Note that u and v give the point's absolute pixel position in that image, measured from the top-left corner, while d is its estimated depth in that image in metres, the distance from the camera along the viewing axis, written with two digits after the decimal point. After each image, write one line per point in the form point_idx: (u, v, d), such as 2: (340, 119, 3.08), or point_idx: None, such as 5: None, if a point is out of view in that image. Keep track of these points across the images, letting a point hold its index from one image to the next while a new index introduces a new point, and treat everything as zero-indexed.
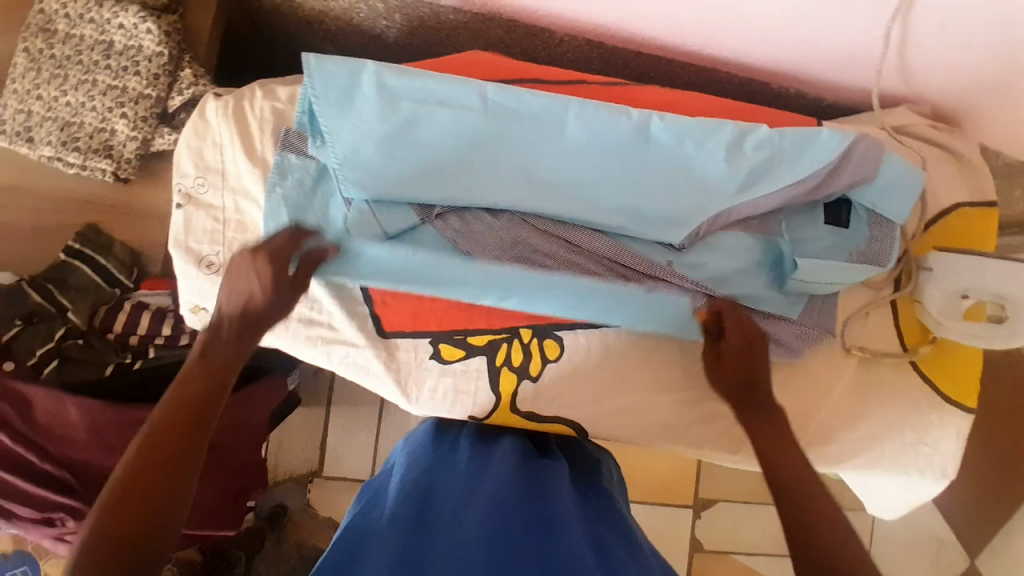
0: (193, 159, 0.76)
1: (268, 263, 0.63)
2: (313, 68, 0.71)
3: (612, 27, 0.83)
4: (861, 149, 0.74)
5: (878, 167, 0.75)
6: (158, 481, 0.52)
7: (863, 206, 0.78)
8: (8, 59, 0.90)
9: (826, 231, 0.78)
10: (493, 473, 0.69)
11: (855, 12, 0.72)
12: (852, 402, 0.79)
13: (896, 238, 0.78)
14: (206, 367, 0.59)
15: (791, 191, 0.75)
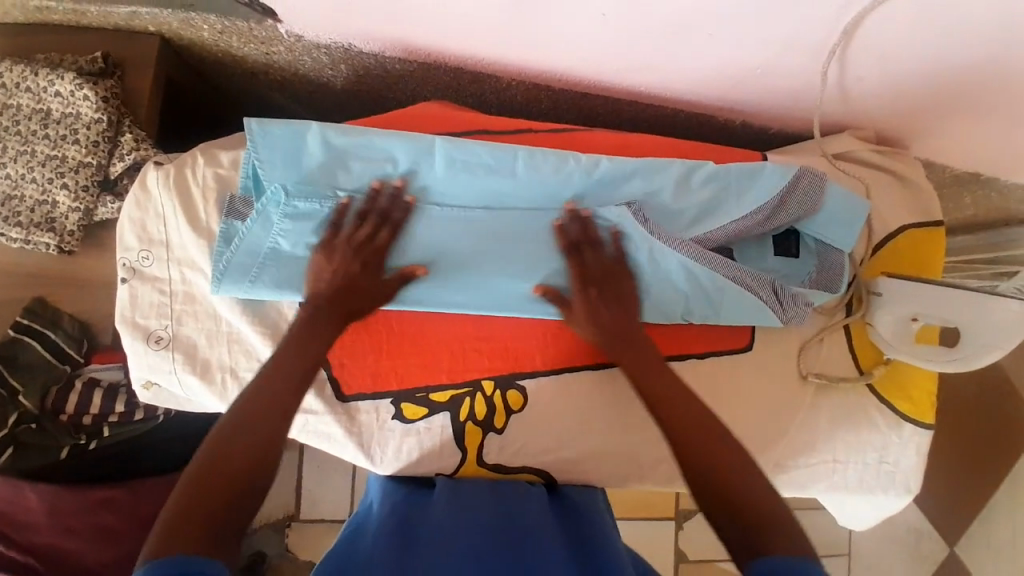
0: (135, 233, 0.74)
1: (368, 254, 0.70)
2: (255, 132, 0.69)
3: (556, 71, 0.83)
4: (806, 181, 0.75)
5: (823, 197, 0.77)
6: (257, 435, 0.62)
7: (812, 236, 0.80)
8: None
9: (777, 262, 0.80)
10: (471, 497, 0.73)
11: (792, 52, 0.73)
12: (815, 430, 0.80)
13: (846, 265, 0.79)
14: (304, 331, 0.68)
15: (741, 225, 0.75)
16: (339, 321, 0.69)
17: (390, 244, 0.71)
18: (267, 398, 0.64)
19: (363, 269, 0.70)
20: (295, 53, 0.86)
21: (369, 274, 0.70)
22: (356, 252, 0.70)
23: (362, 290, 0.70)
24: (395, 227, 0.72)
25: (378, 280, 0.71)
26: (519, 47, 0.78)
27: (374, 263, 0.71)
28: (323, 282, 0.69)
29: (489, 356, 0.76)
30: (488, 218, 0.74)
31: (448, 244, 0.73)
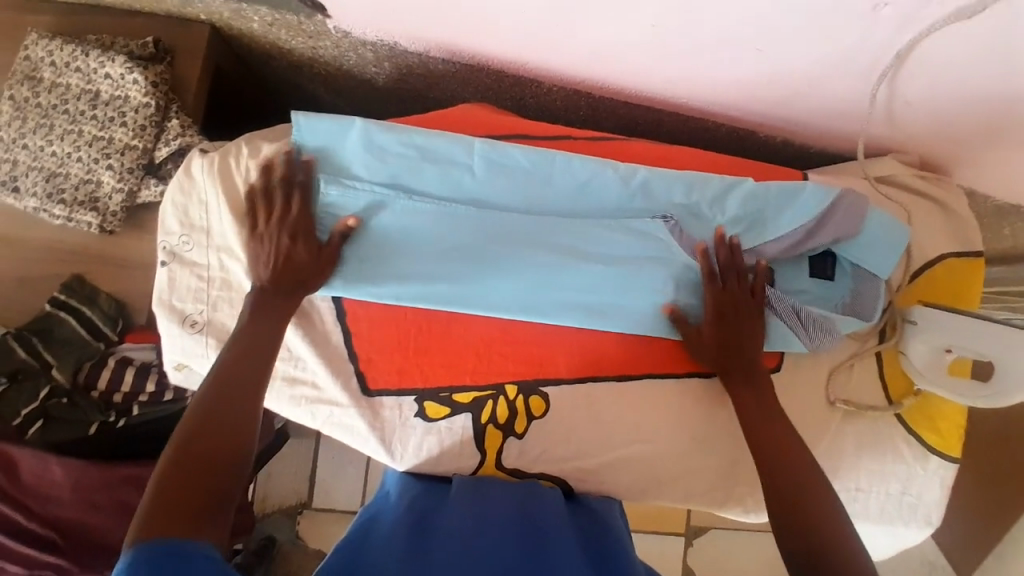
0: (176, 217, 0.75)
1: (283, 226, 0.68)
2: (301, 124, 0.71)
3: (598, 79, 0.83)
4: (845, 204, 0.74)
5: (862, 221, 0.76)
6: (233, 411, 0.64)
7: (848, 259, 0.78)
8: None
9: (811, 284, 0.78)
10: (487, 499, 0.73)
11: (841, 73, 0.72)
12: (839, 455, 0.79)
13: (880, 292, 0.78)
14: (257, 314, 0.69)
15: (776, 245, 0.75)
16: (281, 305, 0.70)
17: (306, 211, 0.69)
18: (237, 376, 0.66)
19: (293, 241, 0.69)
20: (340, 49, 0.87)
21: (299, 246, 0.69)
22: (276, 227, 0.68)
23: (299, 263, 0.69)
24: (303, 192, 0.70)
25: (313, 251, 0.70)
26: (564, 54, 0.78)
27: (303, 232, 0.69)
28: (265, 267, 0.70)
29: (515, 359, 0.77)
30: (521, 222, 0.74)
31: (479, 245, 0.73)
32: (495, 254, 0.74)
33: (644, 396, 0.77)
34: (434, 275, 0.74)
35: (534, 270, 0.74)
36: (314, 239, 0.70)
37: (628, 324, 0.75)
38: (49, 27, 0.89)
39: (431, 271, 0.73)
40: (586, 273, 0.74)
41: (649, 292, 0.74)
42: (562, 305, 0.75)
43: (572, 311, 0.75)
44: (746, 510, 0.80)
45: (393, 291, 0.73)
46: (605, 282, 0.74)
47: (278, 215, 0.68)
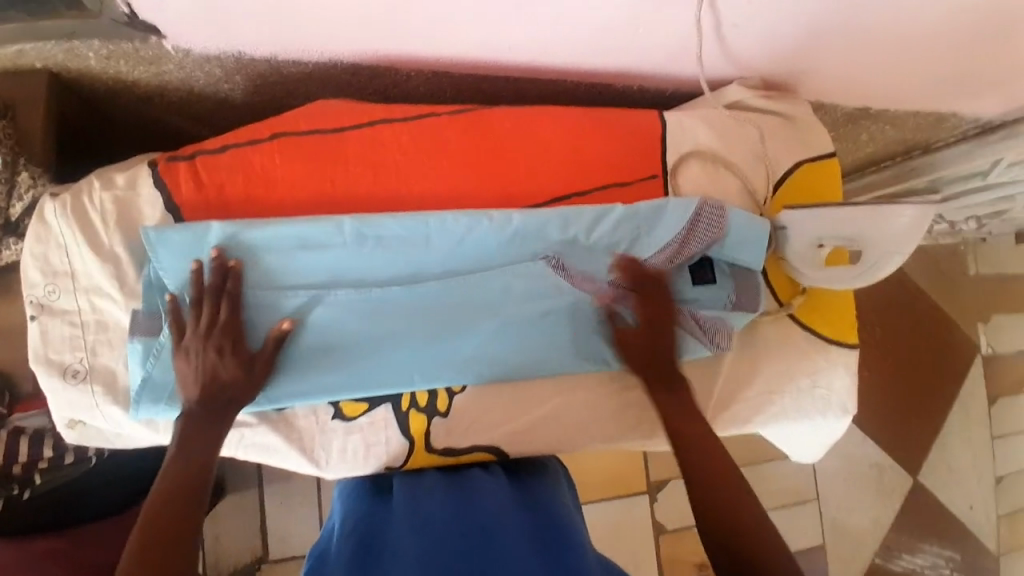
0: (38, 267, 0.70)
1: (218, 336, 0.68)
2: (155, 241, 0.69)
3: (450, 56, 0.84)
4: (708, 210, 0.78)
5: (727, 221, 0.78)
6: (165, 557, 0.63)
7: (724, 261, 0.81)
8: None
9: (698, 292, 0.80)
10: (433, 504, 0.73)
11: (665, 7, 0.75)
12: (745, 362, 0.83)
13: (757, 283, 0.81)
14: (185, 439, 0.68)
15: (655, 262, 0.77)
16: (206, 419, 0.68)
17: (239, 316, 0.69)
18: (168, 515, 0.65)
19: (221, 356, 0.68)
20: (186, 70, 0.85)
21: (228, 357, 0.68)
22: (203, 339, 0.67)
23: (223, 377, 0.68)
24: (233, 299, 0.69)
25: (243, 361, 0.69)
26: (404, 34, 0.79)
27: (230, 344, 0.68)
28: (189, 386, 0.68)
29: (427, 411, 0.76)
30: (402, 292, 0.74)
31: (368, 326, 0.73)
32: (383, 326, 0.74)
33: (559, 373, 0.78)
34: (328, 360, 0.73)
35: (429, 337, 0.74)
36: (244, 347, 0.69)
37: (529, 359, 0.76)
38: None
39: (330, 358, 0.73)
40: (481, 325, 0.75)
41: (545, 328, 0.76)
42: (462, 362, 0.75)
43: (473, 362, 0.75)
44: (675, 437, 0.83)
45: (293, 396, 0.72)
46: (498, 327, 0.75)
47: (207, 325, 0.68)
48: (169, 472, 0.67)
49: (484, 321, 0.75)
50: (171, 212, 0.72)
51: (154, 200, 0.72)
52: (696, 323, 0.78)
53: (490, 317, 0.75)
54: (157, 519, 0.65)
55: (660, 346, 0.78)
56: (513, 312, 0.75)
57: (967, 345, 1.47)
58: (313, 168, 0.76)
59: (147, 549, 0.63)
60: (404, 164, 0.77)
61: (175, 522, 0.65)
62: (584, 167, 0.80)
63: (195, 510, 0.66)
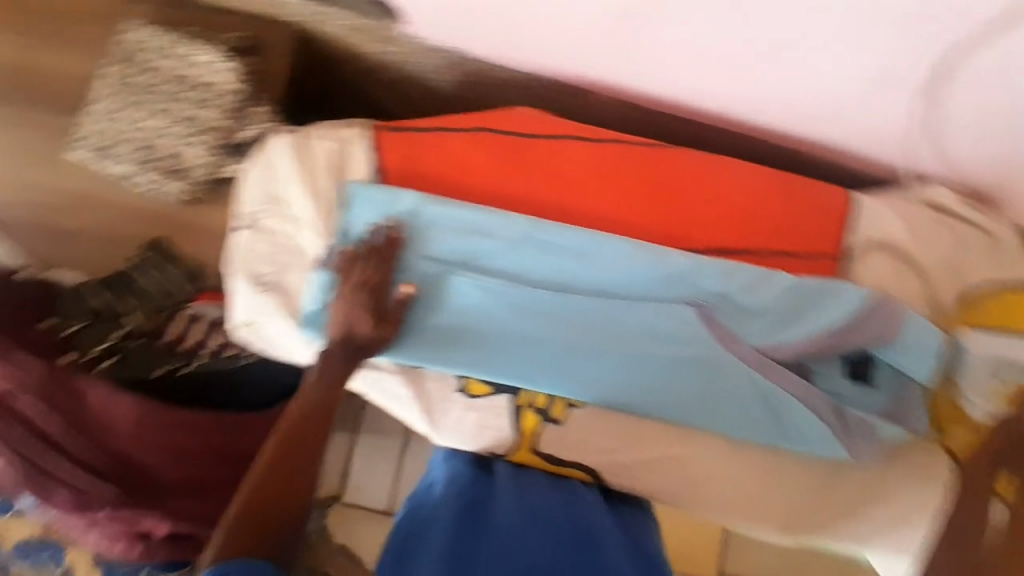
0: (258, 188, 0.82)
1: (362, 296, 0.75)
2: (357, 195, 0.79)
3: (652, 92, 0.87)
4: (883, 307, 0.75)
5: (900, 325, 0.75)
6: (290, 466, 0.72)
7: (889, 363, 0.77)
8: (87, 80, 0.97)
9: (849, 387, 0.77)
10: (527, 493, 0.76)
11: (888, 91, 0.73)
12: (876, 474, 0.77)
13: (915, 396, 0.77)
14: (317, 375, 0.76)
15: (815, 344, 0.75)
16: (332, 363, 0.75)
17: (385, 282, 0.76)
18: (298, 432, 0.75)
19: (358, 314, 0.75)
20: (414, 55, 0.95)
21: (364, 318, 0.75)
22: (351, 294, 0.75)
23: (356, 335, 0.75)
24: (384, 267, 0.77)
25: (376, 322, 0.75)
26: (616, 62, 0.83)
27: (371, 305, 0.75)
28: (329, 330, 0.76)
29: (542, 414, 0.79)
30: (551, 296, 0.77)
31: (511, 317, 0.77)
32: (525, 323, 0.77)
33: (679, 421, 0.77)
34: (467, 337, 0.77)
35: (565, 345, 0.76)
36: (379, 309, 0.76)
37: (654, 398, 0.77)
38: (148, 11, 0.97)
39: (469, 337, 0.77)
40: (616, 349, 0.76)
41: (680, 372, 0.76)
42: (590, 378, 0.77)
43: (599, 382, 0.77)
44: (782, 530, 0.78)
45: (425, 359, 0.77)
46: (633, 356, 0.76)
47: (353, 283, 0.75)
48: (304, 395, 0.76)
49: (618, 346, 0.76)
50: (375, 172, 0.81)
51: (366, 159, 0.82)
52: (841, 417, 0.75)
53: (628, 344, 0.76)
54: (290, 431, 0.74)
55: (797, 430, 0.75)
56: (651, 346, 0.76)
57: None
58: (502, 164, 0.82)
59: (280, 455, 0.73)
60: (584, 180, 0.81)
61: (304, 439, 0.74)
62: (756, 228, 0.80)
63: (318, 434, 0.75)
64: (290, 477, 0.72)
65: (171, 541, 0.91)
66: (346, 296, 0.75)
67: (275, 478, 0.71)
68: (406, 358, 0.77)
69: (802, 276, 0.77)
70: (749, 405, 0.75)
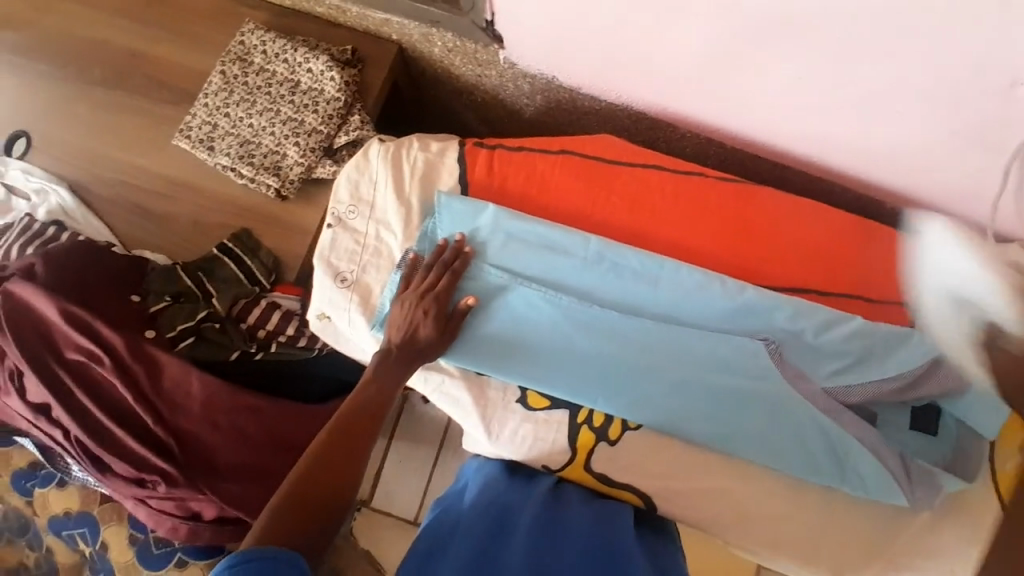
0: (349, 190, 0.87)
1: (431, 298, 0.78)
2: (443, 205, 0.84)
3: (731, 131, 0.90)
4: (954, 357, 0.74)
5: (972, 379, 0.74)
6: (336, 457, 0.75)
7: (952, 417, 0.76)
8: (204, 79, 1.07)
9: (912, 437, 0.76)
10: (555, 507, 0.77)
11: (974, 148, 0.74)
12: (936, 530, 0.76)
13: (983, 454, 0.76)
14: (374, 372, 0.79)
15: (881, 389, 0.75)
16: (391, 363, 0.79)
17: (451, 291, 0.79)
18: (348, 426, 0.77)
19: (425, 317, 0.78)
20: (503, 79, 1.01)
21: (429, 321, 0.78)
22: (418, 297, 0.78)
23: (419, 337, 0.78)
24: (455, 276, 0.80)
25: (438, 327, 0.78)
26: (700, 99, 0.87)
27: (436, 309, 0.78)
28: (397, 330, 0.79)
29: (600, 433, 0.80)
30: (618, 318, 0.79)
31: (577, 333, 0.79)
32: (592, 341, 0.79)
33: (737, 455, 0.78)
34: (532, 348, 0.80)
35: (628, 367, 0.78)
36: (443, 315, 0.79)
37: (714, 429, 0.77)
38: (264, 19, 1.08)
39: (535, 348, 0.80)
40: (679, 375, 0.77)
41: (743, 405, 0.76)
42: (650, 401, 0.78)
43: (658, 407, 0.78)
44: (832, 572, 0.77)
45: (490, 367, 0.80)
46: (696, 383, 0.77)
47: (421, 287, 0.79)
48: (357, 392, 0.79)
49: (681, 372, 0.77)
50: (461, 184, 0.86)
51: (454, 170, 0.87)
52: (907, 468, 0.74)
53: (691, 371, 0.77)
54: (340, 425, 0.77)
55: (861, 475, 0.74)
56: (715, 376, 0.77)
57: None
58: (581, 187, 0.85)
59: (328, 446, 0.75)
60: (660, 209, 0.84)
61: (352, 433, 0.77)
62: (828, 270, 0.81)
63: (367, 430, 0.78)
64: (337, 468, 0.74)
65: (217, 525, 0.94)
66: (416, 300, 0.78)
67: (322, 468, 0.73)
68: (471, 360, 0.80)
69: (873, 321, 0.78)
70: (809, 446, 0.75)
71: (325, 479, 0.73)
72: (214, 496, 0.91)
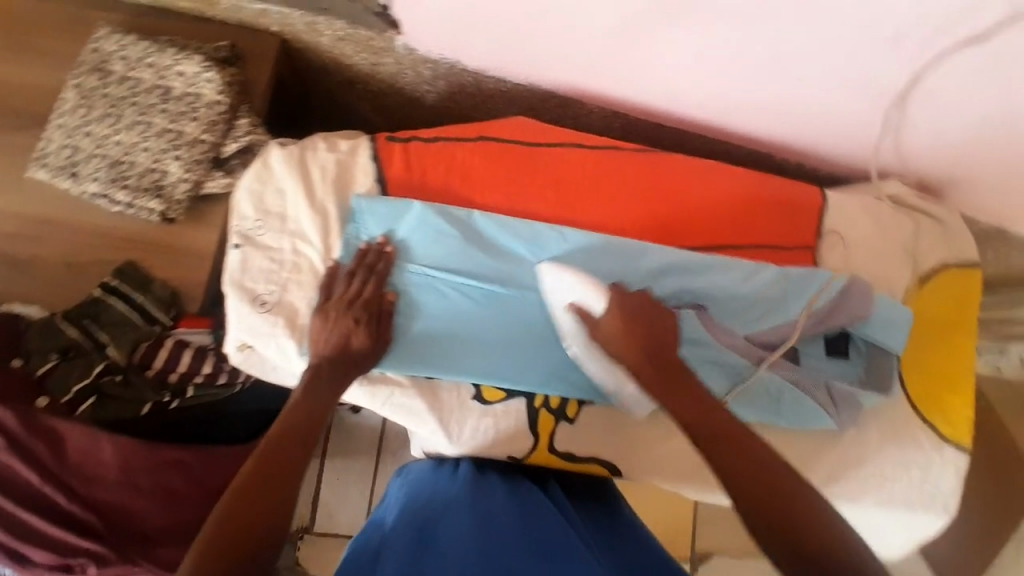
0: (253, 203, 0.79)
1: (357, 306, 0.75)
2: (363, 209, 0.79)
3: (638, 102, 0.93)
4: (858, 289, 0.81)
5: (871, 305, 0.81)
6: (273, 486, 0.64)
7: (863, 340, 0.84)
8: (55, 96, 0.92)
9: (829, 363, 0.84)
10: (494, 502, 0.72)
11: (856, 96, 0.81)
12: (861, 444, 0.84)
13: (894, 367, 0.83)
14: (314, 388, 0.72)
15: (800, 326, 0.81)
16: (326, 382, 0.73)
17: (381, 294, 0.76)
18: (284, 450, 0.67)
19: (356, 324, 0.74)
20: (400, 65, 0.95)
21: (362, 328, 0.74)
22: (345, 307, 0.75)
23: (352, 348, 0.74)
24: (379, 278, 0.77)
25: (371, 334, 0.75)
26: (607, 73, 0.87)
27: (366, 318, 0.74)
28: (323, 346, 0.74)
29: (556, 416, 0.81)
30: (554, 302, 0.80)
31: (517, 319, 0.80)
32: (534, 326, 0.80)
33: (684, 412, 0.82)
34: (476, 342, 0.79)
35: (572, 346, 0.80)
36: (376, 321, 0.75)
37: None
38: (119, 23, 0.95)
39: (480, 342, 0.79)
40: None
41: None
42: (597, 375, 0.80)
43: (605, 380, 0.80)
44: None
45: (434, 369, 0.78)
46: None
47: (338, 296, 0.75)
48: (291, 414, 0.70)
49: None
50: (378, 184, 0.81)
51: (368, 169, 0.81)
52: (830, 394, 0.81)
53: None
54: (273, 450, 0.67)
55: (794, 409, 0.80)
56: None
57: None
58: (505, 173, 0.84)
59: (261, 474, 0.65)
60: (585, 187, 0.85)
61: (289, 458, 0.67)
62: (742, 225, 0.86)
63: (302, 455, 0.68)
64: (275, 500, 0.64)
65: None
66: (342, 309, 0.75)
67: (257, 501, 0.63)
68: (419, 367, 0.77)
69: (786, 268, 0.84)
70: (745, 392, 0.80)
71: (259, 513, 0.62)
72: (153, 565, 0.84)
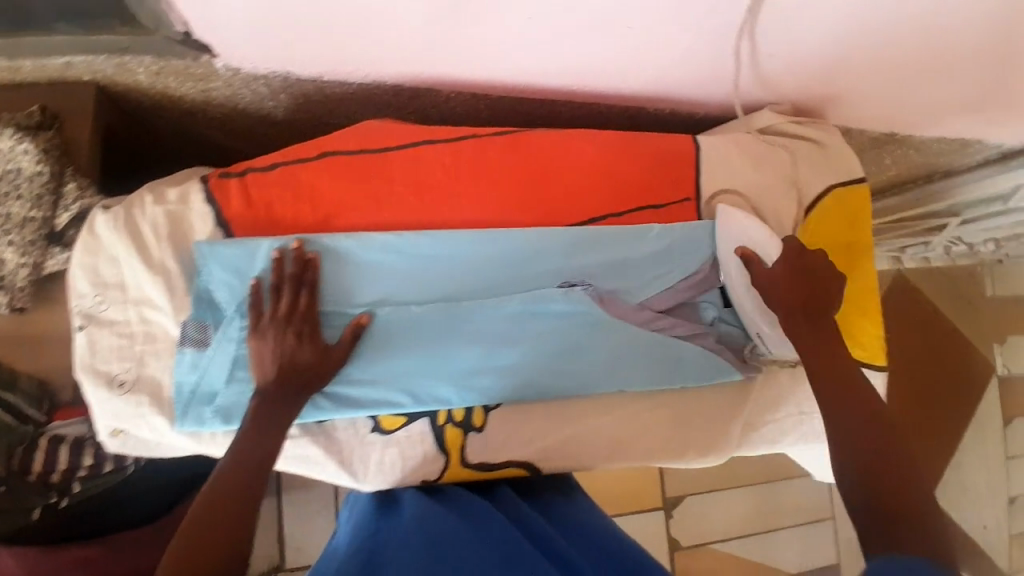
0: (87, 278, 0.72)
1: (292, 323, 0.70)
2: (206, 254, 0.72)
3: (492, 80, 0.87)
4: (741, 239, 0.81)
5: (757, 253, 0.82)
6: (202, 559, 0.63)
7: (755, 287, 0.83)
8: None
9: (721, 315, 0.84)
10: (454, 521, 0.70)
11: (704, 34, 0.77)
12: None
13: None
14: (254, 433, 0.68)
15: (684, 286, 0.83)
16: (276, 410, 0.69)
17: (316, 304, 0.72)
18: (218, 514, 0.65)
19: (299, 341, 0.70)
20: (233, 87, 0.88)
21: (306, 344, 0.70)
22: (283, 324, 0.70)
23: (302, 362, 0.70)
24: (311, 288, 0.72)
25: (321, 350, 0.71)
26: (448, 57, 0.81)
27: (310, 331, 0.71)
28: (267, 367, 0.69)
29: (463, 426, 0.78)
30: (439, 308, 0.76)
31: (407, 335, 0.75)
32: (423, 341, 0.75)
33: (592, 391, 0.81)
34: (368, 369, 0.75)
35: (468, 352, 0.76)
36: (319, 337, 0.71)
37: (561, 378, 0.80)
38: None
39: (387, 358, 0.75)
40: (512, 340, 0.77)
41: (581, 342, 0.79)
42: (496, 374, 0.77)
43: (504, 378, 0.78)
44: (707, 452, 0.85)
45: (333, 404, 0.74)
46: (534, 338, 0.78)
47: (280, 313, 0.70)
48: (223, 470, 0.66)
49: (514, 337, 0.78)
50: (220, 227, 0.75)
51: (206, 215, 0.75)
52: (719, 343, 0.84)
53: (525, 331, 0.78)
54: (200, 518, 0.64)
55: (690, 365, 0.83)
56: (548, 324, 0.78)
57: (983, 373, 1.63)
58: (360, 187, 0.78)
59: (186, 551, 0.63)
60: (448, 185, 0.79)
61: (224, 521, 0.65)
62: (618, 190, 0.83)
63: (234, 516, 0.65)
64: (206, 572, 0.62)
65: None
66: (279, 331, 0.70)
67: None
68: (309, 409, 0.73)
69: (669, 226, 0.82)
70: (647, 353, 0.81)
71: None
72: None
